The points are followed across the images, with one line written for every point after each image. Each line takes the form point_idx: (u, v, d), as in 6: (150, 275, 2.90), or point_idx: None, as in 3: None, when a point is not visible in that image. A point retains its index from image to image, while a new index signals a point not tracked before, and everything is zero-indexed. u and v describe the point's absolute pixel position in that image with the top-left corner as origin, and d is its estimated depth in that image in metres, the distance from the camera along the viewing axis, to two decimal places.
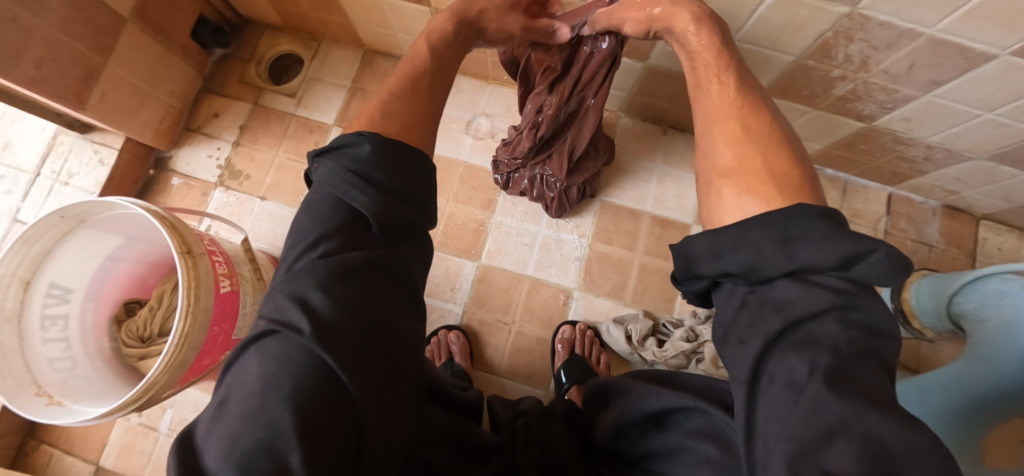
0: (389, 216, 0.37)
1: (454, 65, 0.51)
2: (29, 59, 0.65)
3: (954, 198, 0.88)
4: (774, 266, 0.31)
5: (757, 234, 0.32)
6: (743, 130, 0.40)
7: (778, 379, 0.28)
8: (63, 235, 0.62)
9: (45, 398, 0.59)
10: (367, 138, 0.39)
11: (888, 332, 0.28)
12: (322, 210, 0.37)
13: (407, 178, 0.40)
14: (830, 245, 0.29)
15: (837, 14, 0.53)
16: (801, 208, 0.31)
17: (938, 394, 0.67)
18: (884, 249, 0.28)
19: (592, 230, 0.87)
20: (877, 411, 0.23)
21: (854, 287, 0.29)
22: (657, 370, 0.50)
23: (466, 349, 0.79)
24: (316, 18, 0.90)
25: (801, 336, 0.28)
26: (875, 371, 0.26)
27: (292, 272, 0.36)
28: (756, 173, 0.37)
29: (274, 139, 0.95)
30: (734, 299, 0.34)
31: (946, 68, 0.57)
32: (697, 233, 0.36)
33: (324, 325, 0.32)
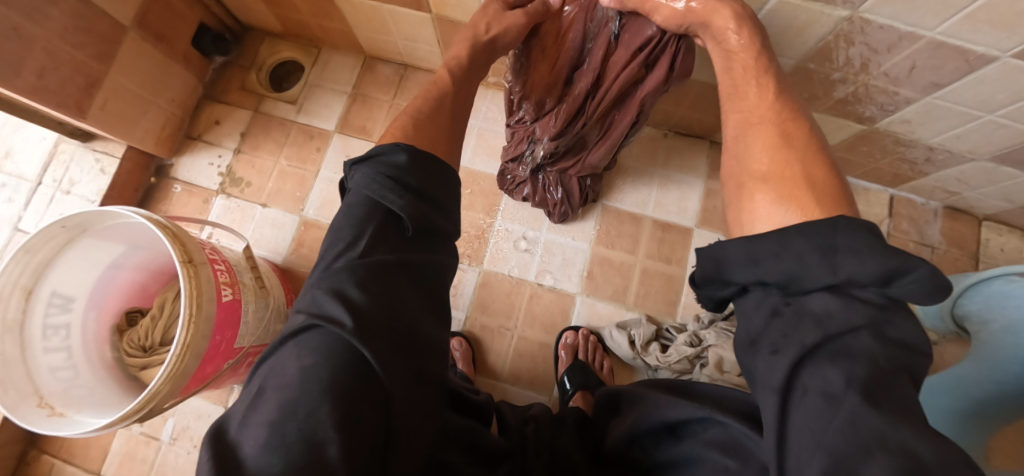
0: (422, 219, 0.38)
1: (470, 90, 0.56)
2: (31, 69, 0.65)
3: (955, 199, 0.88)
4: (815, 275, 0.29)
5: (799, 243, 0.30)
6: (782, 137, 0.39)
7: (812, 390, 0.27)
8: (66, 244, 0.62)
9: (46, 409, 0.58)
10: (402, 146, 0.40)
11: (920, 349, 0.27)
12: (360, 211, 0.38)
13: (437, 186, 0.41)
14: (875, 259, 0.28)
15: (837, 18, 0.54)
16: (845, 219, 0.30)
17: (945, 397, 0.67)
18: (928, 268, 0.27)
19: (593, 235, 0.87)
20: (911, 424, 0.23)
21: (890, 303, 0.28)
22: (669, 380, 0.50)
23: (468, 355, 0.79)
24: (317, 25, 0.90)
25: (836, 348, 0.27)
26: (908, 387, 0.25)
27: (331, 269, 0.36)
28: (795, 179, 0.36)
29: (275, 146, 0.95)
30: (763, 307, 0.33)
31: (946, 70, 0.58)
32: (732, 238, 0.34)
33: (364, 318, 0.32)
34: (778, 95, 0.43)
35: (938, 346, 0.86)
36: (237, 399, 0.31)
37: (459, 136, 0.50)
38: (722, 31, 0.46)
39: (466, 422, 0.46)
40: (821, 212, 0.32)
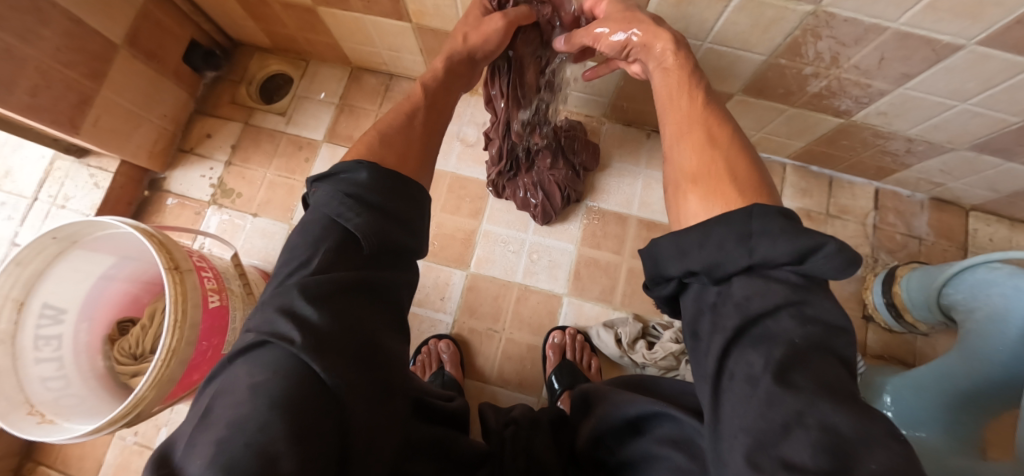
0: (379, 238, 0.38)
1: (451, 103, 0.57)
2: (24, 88, 0.68)
3: (941, 190, 0.88)
4: (734, 261, 0.32)
5: (721, 231, 0.33)
6: (707, 139, 0.42)
7: (738, 375, 0.29)
8: (56, 256, 0.63)
9: (37, 417, 0.59)
10: (364, 165, 0.41)
11: (844, 328, 0.29)
12: (316, 230, 0.38)
13: (400, 202, 0.41)
14: (788, 239, 0.30)
15: (802, 13, 0.55)
16: (759, 206, 0.33)
17: (933, 385, 0.67)
18: (834, 244, 0.29)
19: (579, 235, 0.88)
20: (830, 401, 0.25)
21: (805, 281, 0.30)
22: (637, 378, 0.52)
23: (456, 358, 0.80)
24: (303, 38, 0.92)
25: (759, 333, 0.30)
26: (829, 362, 0.27)
27: (283, 286, 0.36)
28: (719, 177, 0.39)
29: (265, 158, 0.97)
30: (697, 297, 0.35)
31: (915, 60, 0.58)
32: (663, 234, 0.37)
33: (316, 334, 0.32)
34: (709, 102, 0.47)
35: (929, 337, 0.85)
36: (184, 422, 0.31)
37: (431, 149, 0.51)
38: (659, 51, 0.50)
39: (437, 431, 0.46)
40: (741, 203, 0.35)
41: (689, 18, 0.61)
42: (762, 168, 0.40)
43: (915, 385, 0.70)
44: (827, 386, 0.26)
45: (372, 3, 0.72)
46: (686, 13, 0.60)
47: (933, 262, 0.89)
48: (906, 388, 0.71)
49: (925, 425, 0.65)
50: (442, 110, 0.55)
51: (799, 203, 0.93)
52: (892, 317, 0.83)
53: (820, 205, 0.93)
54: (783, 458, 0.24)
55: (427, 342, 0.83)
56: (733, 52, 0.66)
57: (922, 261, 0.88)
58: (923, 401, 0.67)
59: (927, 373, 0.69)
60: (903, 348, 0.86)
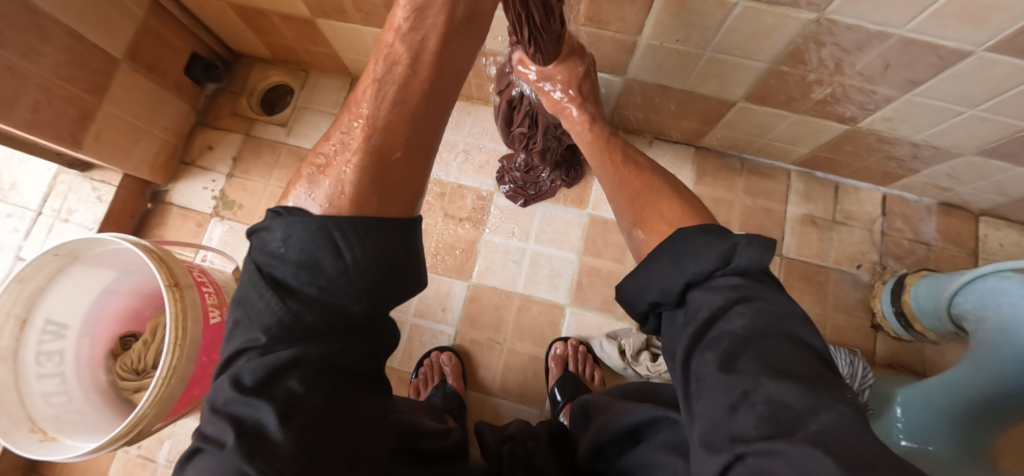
0: (302, 318, 0.29)
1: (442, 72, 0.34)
2: (25, 104, 0.68)
3: (948, 195, 0.86)
4: (675, 283, 0.36)
5: (657, 262, 0.38)
6: (632, 193, 0.47)
7: (699, 375, 0.31)
8: (57, 273, 0.63)
9: (39, 434, 0.60)
10: (283, 215, 0.30)
11: (795, 314, 0.31)
12: (241, 312, 0.31)
13: (338, 266, 0.29)
14: (708, 247, 0.35)
15: (805, 21, 0.54)
16: (683, 231, 0.38)
17: (945, 397, 0.66)
18: (744, 239, 0.34)
19: (581, 245, 0.87)
20: (773, 378, 0.27)
21: (745, 279, 0.33)
22: (634, 389, 0.53)
23: (458, 370, 0.79)
24: (303, 49, 0.92)
25: (715, 333, 0.32)
26: (781, 347, 0.29)
27: (219, 378, 0.31)
28: (655, 220, 0.43)
29: (265, 170, 0.97)
30: (668, 323, 0.38)
31: (920, 66, 0.57)
32: (624, 279, 0.42)
33: (253, 442, 0.26)
34: (632, 154, 0.52)
35: (939, 346, 0.83)
36: None
37: (401, 167, 0.32)
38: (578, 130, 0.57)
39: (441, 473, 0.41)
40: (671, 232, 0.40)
41: (688, 27, 0.60)
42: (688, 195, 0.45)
43: (927, 396, 0.69)
44: (774, 366, 0.28)
45: (370, 15, 0.72)
46: (685, 21, 0.59)
47: (942, 269, 0.87)
48: (915, 399, 0.71)
49: (933, 438, 0.66)
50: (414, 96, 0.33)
51: (804, 209, 0.92)
52: (901, 326, 0.81)
53: (826, 212, 0.92)
54: (732, 434, 0.26)
55: (429, 354, 0.82)
56: (733, 60, 0.65)
57: (931, 267, 0.86)
58: (930, 411, 0.68)
59: (939, 384, 0.68)
60: (912, 358, 0.84)
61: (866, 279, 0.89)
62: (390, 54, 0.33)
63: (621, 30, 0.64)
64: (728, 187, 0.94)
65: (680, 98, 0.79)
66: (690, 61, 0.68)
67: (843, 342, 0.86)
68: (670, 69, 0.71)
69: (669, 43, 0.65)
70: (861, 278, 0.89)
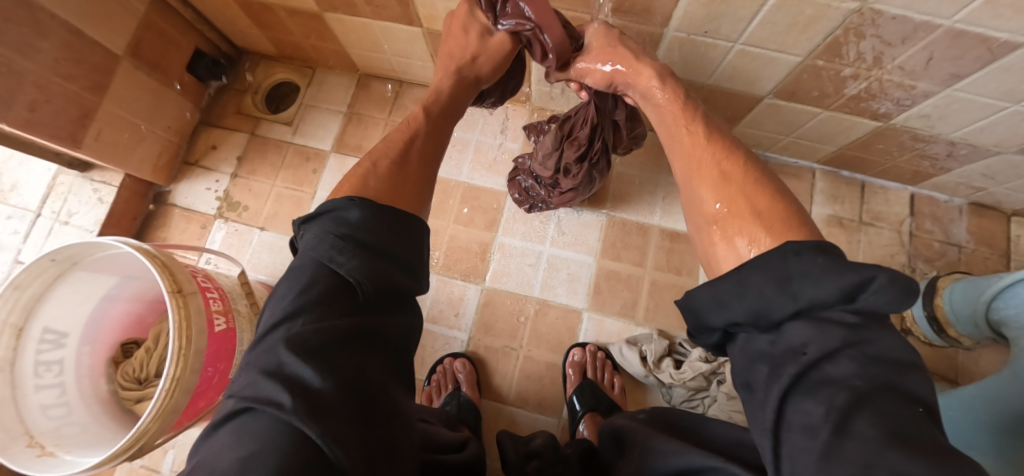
0: (370, 282, 0.35)
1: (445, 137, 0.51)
2: (22, 103, 0.65)
3: (980, 195, 0.83)
4: (780, 307, 0.30)
5: (755, 278, 0.31)
6: (721, 178, 0.40)
7: (796, 424, 0.28)
8: (56, 279, 0.60)
9: (36, 449, 0.57)
10: (357, 200, 0.37)
11: (911, 366, 0.27)
12: (305, 276, 0.35)
13: (403, 246, 0.38)
14: (831, 279, 0.28)
15: (846, 11, 0.50)
16: (793, 245, 0.31)
17: (983, 405, 0.63)
18: (885, 275, 0.27)
19: (599, 247, 0.84)
20: (902, 451, 0.23)
21: (863, 320, 0.28)
22: (672, 416, 0.47)
23: (472, 378, 0.76)
24: (310, 45, 0.89)
25: (819, 378, 0.28)
26: (903, 409, 0.25)
27: (265, 344, 0.33)
28: (744, 214, 0.37)
29: (271, 170, 0.94)
30: (746, 347, 0.33)
31: (967, 59, 0.53)
32: (697, 286, 0.36)
33: (312, 392, 0.29)
34: (712, 133, 0.45)
35: (972, 351, 0.80)
36: None
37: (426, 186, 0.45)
38: (647, 86, 0.50)
39: None
40: (773, 241, 0.34)
41: (720, 18, 0.57)
42: (785, 193, 0.38)
43: (966, 406, 0.65)
44: (899, 435, 0.24)
45: (381, 8, 0.69)
46: (717, 13, 0.56)
47: (974, 272, 0.84)
48: (953, 407, 0.67)
49: (976, 448, 0.61)
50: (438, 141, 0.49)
51: (829, 210, 0.89)
52: (933, 332, 0.78)
53: (853, 212, 0.89)
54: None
55: (442, 360, 0.80)
56: (765, 53, 0.62)
57: (963, 270, 0.83)
58: (968, 418, 0.64)
59: (980, 393, 0.64)
60: (944, 364, 0.81)
61: None
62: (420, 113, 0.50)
63: (647, 22, 0.61)
64: None
65: (704, 95, 0.76)
66: (718, 54, 0.64)
67: None
68: (697, 63, 0.68)
69: (698, 36, 0.61)
70: None
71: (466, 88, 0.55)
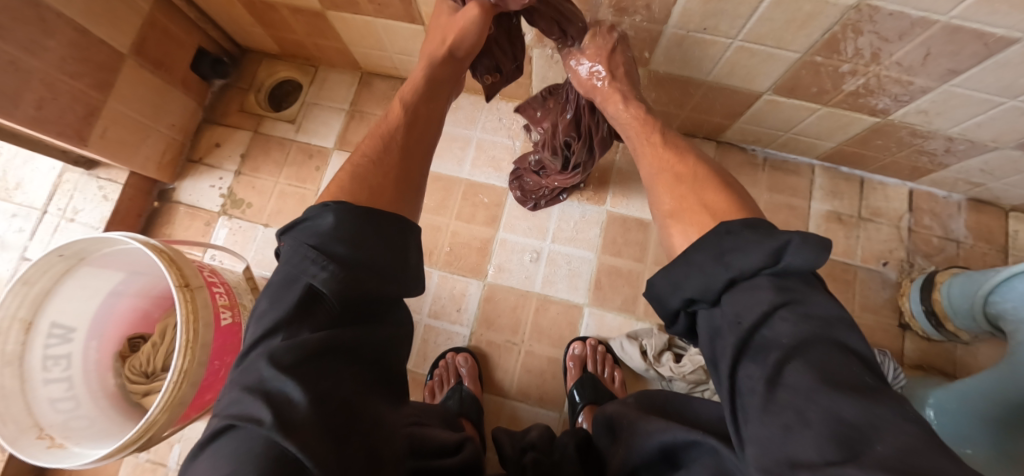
0: (346, 293, 0.35)
1: (431, 132, 0.50)
2: (29, 100, 0.66)
3: (979, 190, 0.84)
4: (716, 279, 0.32)
5: (698, 256, 0.34)
6: (674, 179, 0.43)
7: (744, 390, 0.28)
8: (63, 274, 0.61)
9: (46, 441, 0.58)
10: (330, 208, 0.37)
11: (841, 319, 0.29)
12: (282, 290, 0.35)
13: (380, 252, 0.36)
14: (760, 247, 0.31)
15: (843, 7, 0.51)
16: (727, 225, 0.34)
17: (978, 399, 0.64)
18: (798, 237, 0.30)
19: (599, 243, 0.84)
20: (832, 391, 0.24)
21: (791, 280, 0.31)
22: (662, 397, 0.47)
23: (475, 373, 0.76)
24: (312, 43, 0.90)
25: (760, 341, 0.29)
26: (832, 357, 0.27)
27: (248, 361, 0.34)
28: (695, 210, 0.39)
29: (275, 168, 0.95)
30: (704, 325, 0.34)
31: (964, 55, 0.54)
32: (654, 273, 0.37)
33: (289, 410, 0.29)
34: (670, 142, 0.48)
35: (971, 346, 0.80)
36: None
37: (415, 174, 0.46)
38: (613, 109, 0.53)
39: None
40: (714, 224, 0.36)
41: (718, 15, 0.57)
42: (734, 187, 0.41)
43: (961, 401, 0.66)
44: (831, 379, 0.25)
45: (384, 6, 0.70)
46: (716, 10, 0.56)
47: (973, 267, 0.84)
48: (949, 403, 0.68)
49: (971, 441, 0.63)
50: (423, 131, 0.49)
51: (829, 206, 0.90)
52: (932, 326, 0.78)
53: (852, 208, 0.89)
54: (790, 455, 0.23)
55: (445, 356, 0.80)
56: (764, 50, 0.62)
57: (961, 265, 0.83)
58: (966, 414, 0.65)
59: (974, 388, 0.65)
60: (942, 358, 0.81)
61: (893, 277, 0.86)
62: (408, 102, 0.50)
63: (647, 19, 0.62)
64: (751, 182, 0.92)
65: (703, 92, 0.77)
66: (717, 51, 0.65)
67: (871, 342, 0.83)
68: (696, 60, 0.68)
69: (697, 33, 0.62)
70: (888, 277, 0.86)
71: (446, 74, 0.53)
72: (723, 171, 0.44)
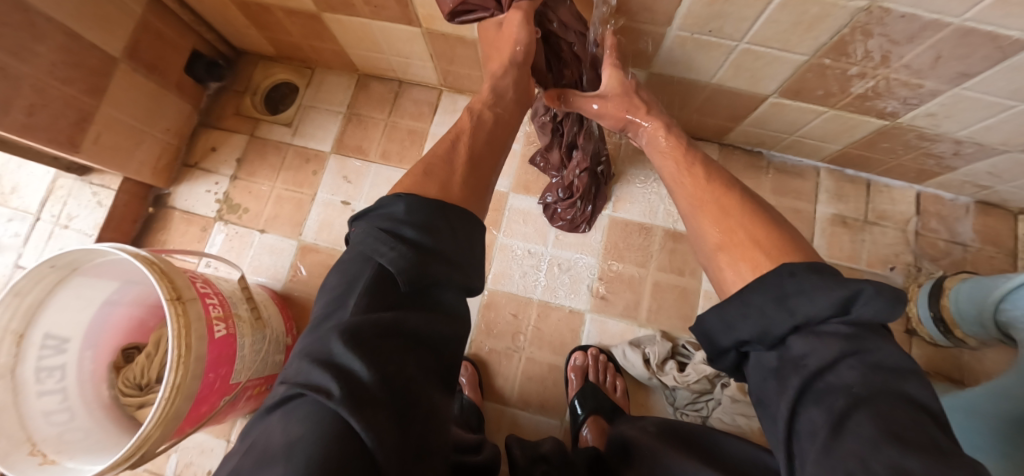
0: (415, 274, 0.36)
1: (500, 153, 0.51)
2: (19, 107, 0.64)
3: (987, 193, 0.82)
4: (779, 324, 0.32)
5: (754, 298, 0.33)
6: (719, 211, 0.41)
7: (805, 432, 0.29)
8: (56, 285, 0.60)
9: (39, 457, 0.56)
10: (402, 197, 0.38)
11: (914, 373, 0.28)
12: (354, 270, 0.37)
13: (448, 235, 0.38)
14: (824, 295, 0.30)
15: (853, 9, 0.49)
16: (789, 266, 0.33)
17: (989, 404, 0.63)
18: (871, 287, 0.29)
19: (601, 248, 0.83)
20: (898, 445, 0.24)
21: (860, 330, 0.30)
22: (686, 430, 0.48)
23: (475, 380, 0.75)
24: (308, 46, 0.88)
25: (822, 387, 0.29)
26: (906, 410, 0.26)
27: (320, 332, 0.35)
28: (747, 245, 0.38)
29: (271, 172, 0.94)
30: (758, 365, 0.34)
31: (975, 58, 0.52)
32: (706, 309, 0.37)
33: (356, 383, 0.29)
34: (708, 168, 0.47)
35: (978, 351, 0.79)
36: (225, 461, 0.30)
37: (483, 175, 0.46)
38: (653, 136, 0.54)
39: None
40: (772, 266, 0.35)
41: (724, 17, 0.56)
42: (780, 220, 0.40)
43: (972, 404, 0.65)
44: (897, 431, 0.24)
45: (380, 8, 0.68)
46: (721, 12, 0.55)
47: (980, 271, 0.83)
48: (959, 407, 0.67)
49: (981, 451, 0.60)
50: (495, 150, 0.50)
51: (834, 209, 0.88)
52: (939, 332, 0.77)
53: (857, 211, 0.88)
54: None
55: None
56: (770, 52, 0.61)
57: (969, 270, 0.82)
58: (973, 418, 0.64)
59: (986, 393, 0.64)
60: (949, 364, 0.80)
61: (900, 282, 0.85)
62: (480, 113, 0.52)
63: (650, 22, 0.60)
64: (754, 186, 0.90)
65: (706, 95, 0.75)
66: (722, 53, 0.63)
67: None
68: (700, 62, 0.67)
69: (701, 35, 0.60)
70: (894, 281, 0.85)
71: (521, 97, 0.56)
72: (767, 203, 0.42)
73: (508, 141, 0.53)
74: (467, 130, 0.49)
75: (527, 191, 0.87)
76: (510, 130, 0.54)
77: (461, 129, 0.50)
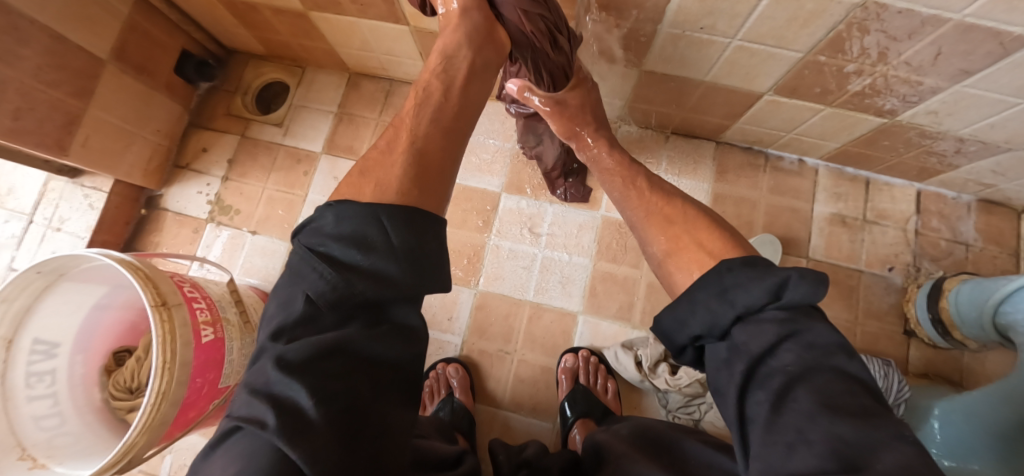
0: (343, 295, 0.33)
1: (459, 142, 0.43)
2: (6, 112, 0.64)
3: (990, 191, 0.80)
4: (722, 316, 0.33)
5: (698, 295, 0.35)
6: (665, 219, 0.43)
7: (755, 417, 0.29)
8: (43, 291, 0.60)
9: (29, 462, 0.57)
10: (331, 207, 0.35)
11: (843, 348, 0.30)
12: (286, 293, 0.34)
13: (382, 248, 0.33)
14: (758, 285, 0.32)
15: (849, 5, 0.47)
16: (726, 263, 0.35)
17: (986, 408, 0.61)
18: (797, 273, 0.31)
19: (594, 249, 0.82)
20: (831, 416, 0.25)
21: (792, 312, 0.31)
22: (662, 436, 0.46)
23: (466, 383, 0.75)
24: (298, 44, 0.87)
25: (766, 372, 0.30)
26: (835, 383, 0.28)
27: (259, 358, 0.33)
28: (692, 247, 0.39)
29: (262, 172, 0.93)
30: (711, 358, 0.35)
31: (977, 54, 0.50)
32: (659, 309, 0.38)
33: (296, 416, 0.28)
34: (654, 183, 0.48)
35: (979, 353, 0.78)
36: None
37: (445, 158, 0.41)
38: (598, 151, 0.56)
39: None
40: (712, 262, 0.37)
41: (716, 13, 0.54)
42: (724, 223, 0.42)
43: (968, 408, 0.63)
44: (831, 403, 0.26)
45: (366, 7, 0.67)
46: (712, 8, 0.53)
47: (981, 271, 0.82)
48: (954, 411, 0.65)
49: (976, 455, 0.61)
50: (458, 135, 0.43)
51: (833, 208, 0.87)
52: (938, 335, 0.76)
53: (856, 210, 0.86)
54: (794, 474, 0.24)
55: (436, 366, 0.79)
56: (764, 49, 0.59)
57: (970, 270, 0.81)
58: (972, 423, 0.62)
59: (983, 397, 0.62)
60: (949, 367, 0.79)
61: (899, 282, 0.83)
62: (427, 86, 0.43)
63: (639, 19, 0.58)
64: (751, 185, 0.89)
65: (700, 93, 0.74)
66: (715, 50, 0.62)
67: (875, 350, 0.81)
68: (693, 60, 0.65)
69: (692, 32, 0.59)
70: (893, 282, 0.83)
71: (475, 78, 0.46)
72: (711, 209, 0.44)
73: (467, 135, 0.45)
74: (410, 112, 0.42)
75: (518, 190, 0.86)
76: (469, 115, 0.45)
77: (406, 116, 0.42)
